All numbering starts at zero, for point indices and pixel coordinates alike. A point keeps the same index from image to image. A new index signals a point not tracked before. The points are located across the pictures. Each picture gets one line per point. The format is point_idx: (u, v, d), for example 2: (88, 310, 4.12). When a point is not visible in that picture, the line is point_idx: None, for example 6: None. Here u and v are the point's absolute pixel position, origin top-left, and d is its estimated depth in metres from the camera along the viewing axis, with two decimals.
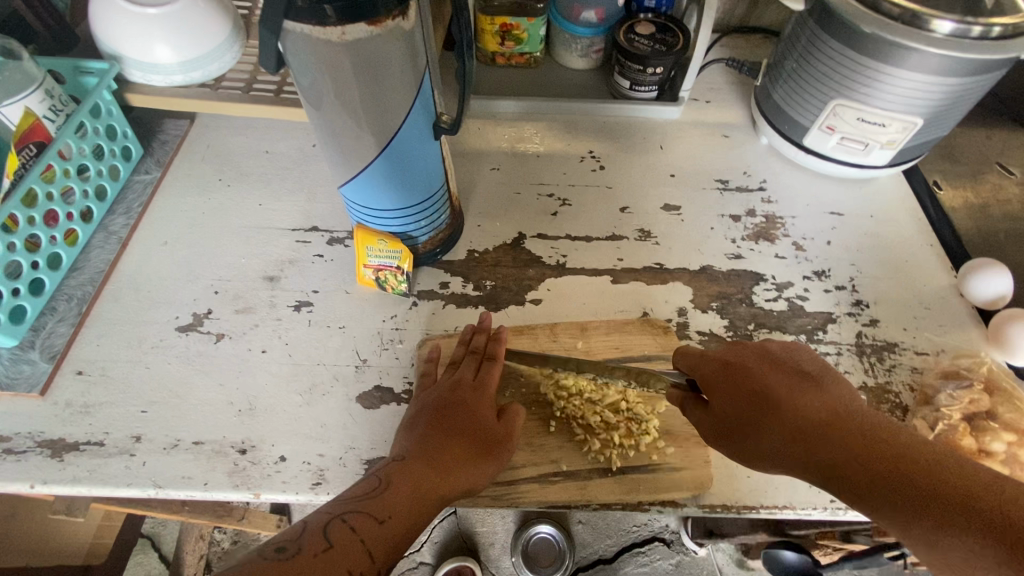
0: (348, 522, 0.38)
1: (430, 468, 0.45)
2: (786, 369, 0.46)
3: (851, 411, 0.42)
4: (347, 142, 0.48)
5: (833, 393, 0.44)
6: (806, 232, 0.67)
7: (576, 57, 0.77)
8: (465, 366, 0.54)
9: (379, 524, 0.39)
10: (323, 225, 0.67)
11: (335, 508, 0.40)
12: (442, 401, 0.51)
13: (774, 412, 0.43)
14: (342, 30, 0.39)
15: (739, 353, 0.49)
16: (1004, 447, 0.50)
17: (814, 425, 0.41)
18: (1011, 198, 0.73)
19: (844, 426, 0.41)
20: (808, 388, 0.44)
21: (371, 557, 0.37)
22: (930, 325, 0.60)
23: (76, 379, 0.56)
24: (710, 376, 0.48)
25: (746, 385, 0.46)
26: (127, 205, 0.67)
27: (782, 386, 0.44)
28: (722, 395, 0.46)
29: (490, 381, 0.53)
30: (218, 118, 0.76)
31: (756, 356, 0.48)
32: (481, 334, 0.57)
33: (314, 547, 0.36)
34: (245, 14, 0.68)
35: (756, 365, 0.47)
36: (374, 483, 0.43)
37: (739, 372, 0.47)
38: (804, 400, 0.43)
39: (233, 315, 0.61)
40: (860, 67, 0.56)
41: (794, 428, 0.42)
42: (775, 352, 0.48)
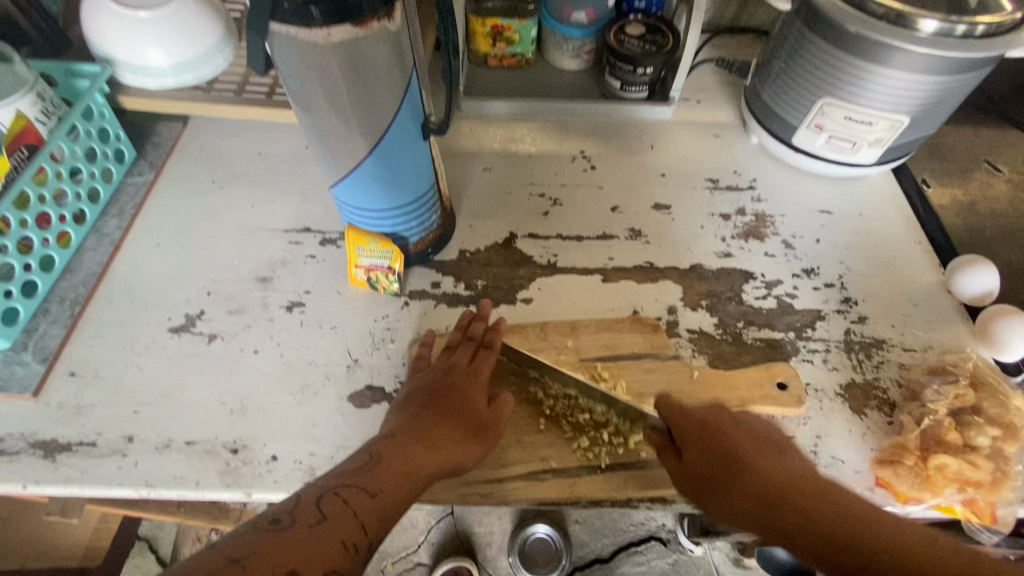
0: (341, 495, 0.39)
1: (421, 446, 0.46)
2: (757, 436, 0.48)
3: (814, 479, 0.43)
4: (336, 144, 0.49)
5: (799, 461, 0.45)
6: (796, 230, 0.67)
7: (568, 58, 0.77)
8: (461, 351, 0.54)
9: (371, 498, 0.40)
10: (316, 226, 0.67)
11: (328, 480, 0.41)
12: (436, 383, 0.52)
13: (743, 473, 0.44)
14: (328, 33, 0.40)
15: (716, 415, 0.50)
16: (988, 442, 0.51)
17: (778, 491, 0.42)
18: (999, 195, 0.74)
19: (806, 493, 0.41)
20: (774, 454, 0.46)
21: (364, 529, 0.38)
22: (917, 321, 0.60)
23: (68, 380, 0.56)
24: (686, 432, 0.49)
25: (719, 448, 0.46)
26: (119, 208, 0.68)
27: (753, 454, 0.45)
28: (694, 452, 0.47)
29: (484, 368, 0.53)
30: (211, 120, 0.76)
31: (732, 421, 0.49)
32: (480, 321, 0.57)
33: (309, 518, 0.37)
34: (237, 16, 0.68)
35: (730, 430, 0.48)
36: (366, 457, 0.43)
37: (713, 433, 0.48)
38: (770, 466, 0.44)
39: (225, 316, 0.61)
40: (846, 66, 0.57)
41: (762, 497, 0.42)
42: (748, 419, 0.50)
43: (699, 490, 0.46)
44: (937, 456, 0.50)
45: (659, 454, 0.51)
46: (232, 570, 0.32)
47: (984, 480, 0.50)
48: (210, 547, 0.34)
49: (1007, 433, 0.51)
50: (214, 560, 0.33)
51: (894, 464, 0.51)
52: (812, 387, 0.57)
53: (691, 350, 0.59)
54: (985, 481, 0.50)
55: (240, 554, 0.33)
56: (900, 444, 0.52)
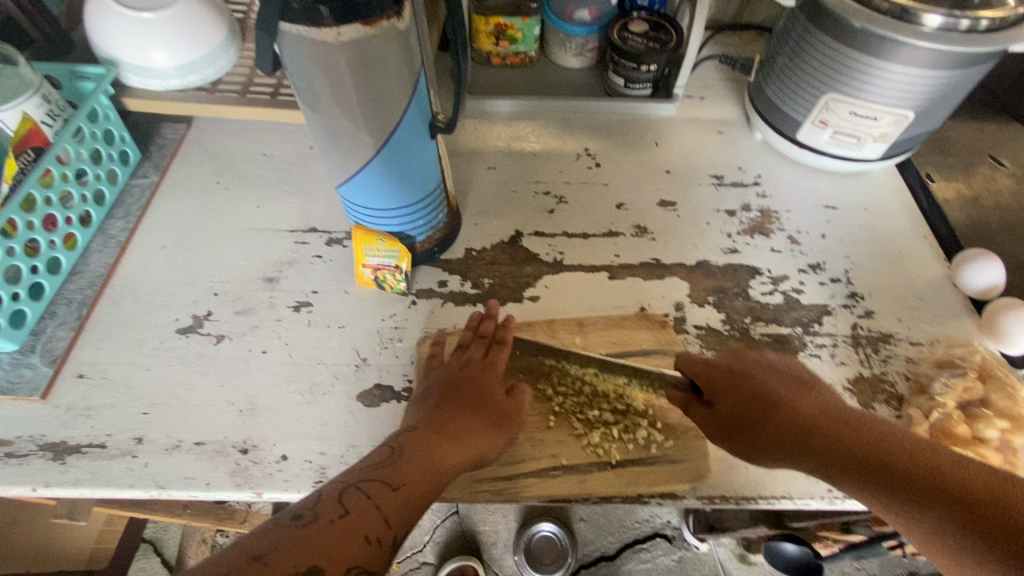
0: (363, 490, 0.39)
1: (441, 440, 0.45)
2: (785, 374, 0.50)
3: (845, 411, 0.46)
4: (344, 142, 0.49)
5: (827, 397, 0.48)
6: (801, 226, 0.67)
7: (571, 56, 0.77)
8: (474, 348, 0.55)
9: (393, 492, 0.40)
10: (321, 226, 0.67)
11: (348, 476, 0.41)
12: (451, 378, 0.52)
13: (779, 410, 0.47)
14: (337, 32, 0.40)
15: (742, 361, 0.51)
16: (998, 434, 0.51)
17: (814, 423, 0.45)
18: (1003, 190, 0.74)
19: (843, 423, 0.45)
20: (801, 389, 0.48)
21: (386, 523, 0.38)
22: (923, 315, 0.61)
23: (77, 382, 0.56)
24: (715, 380, 0.51)
25: (750, 392, 0.49)
26: (125, 209, 0.68)
27: (782, 390, 0.48)
28: (725, 397, 0.50)
29: (500, 362, 0.53)
30: (215, 121, 0.76)
31: (758, 363, 0.51)
32: (489, 320, 0.57)
33: (331, 514, 0.37)
34: (241, 17, 0.68)
35: (757, 372, 0.50)
36: (386, 453, 0.43)
37: (742, 376, 0.50)
38: (802, 402, 0.47)
39: (233, 316, 0.61)
40: (852, 62, 0.57)
41: (796, 430, 0.45)
42: (771, 359, 0.52)
43: (734, 433, 0.49)
44: None
45: (684, 407, 0.53)
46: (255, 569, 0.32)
47: None
48: (238, 542, 0.34)
49: (1016, 424, 0.51)
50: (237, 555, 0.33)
51: None
52: None
53: (698, 346, 0.59)
54: None
55: (262, 551, 0.33)
56: None
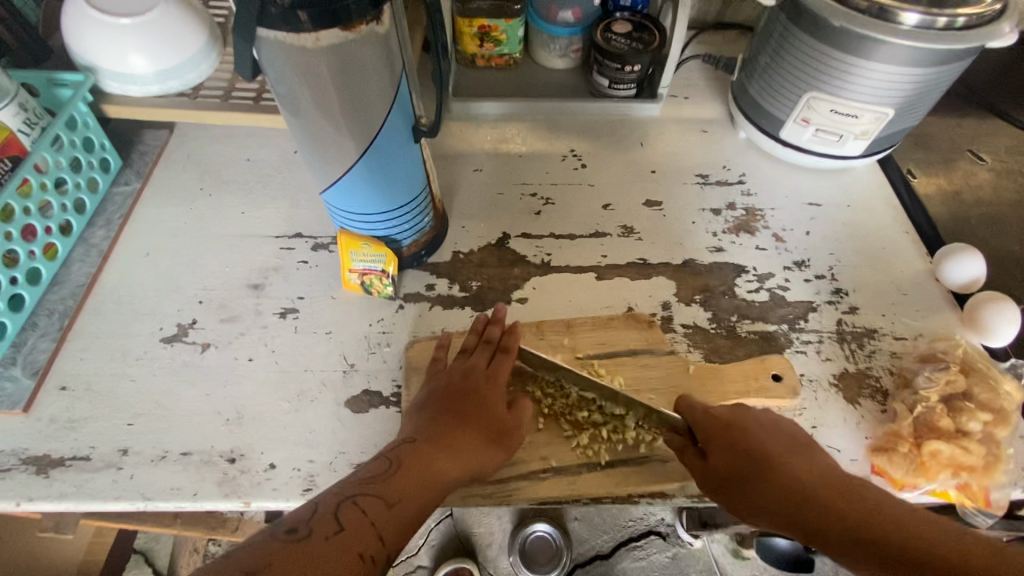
0: (358, 505, 0.40)
1: (438, 453, 0.46)
2: (783, 433, 0.48)
3: (845, 480, 0.44)
4: (326, 148, 0.49)
5: (823, 461, 0.46)
6: (785, 223, 0.68)
7: (555, 57, 0.77)
8: (478, 354, 0.54)
9: (388, 508, 0.41)
10: (307, 231, 0.67)
11: (345, 488, 0.41)
12: (452, 385, 0.52)
13: (774, 473, 0.45)
14: (317, 37, 0.39)
15: (738, 415, 0.50)
16: (980, 427, 0.50)
17: (814, 492, 0.43)
18: (982, 184, 0.75)
19: (841, 492, 0.43)
20: (799, 452, 0.46)
21: (381, 540, 0.39)
22: (907, 310, 0.61)
23: (59, 395, 0.55)
24: (710, 429, 0.49)
25: (745, 448, 0.47)
26: (106, 218, 0.67)
27: (777, 450, 0.46)
28: (720, 449, 0.47)
29: (503, 370, 0.53)
30: (198, 127, 0.76)
31: (752, 417, 0.49)
32: (496, 325, 0.57)
33: (326, 529, 0.38)
34: (222, 21, 0.68)
35: (754, 428, 0.48)
36: (383, 465, 0.44)
37: (737, 432, 0.48)
38: (801, 468, 0.45)
39: (218, 324, 0.60)
40: (832, 61, 0.58)
41: (793, 496, 0.43)
42: (772, 419, 0.50)
43: (726, 488, 0.46)
44: (929, 443, 0.49)
45: (680, 457, 0.50)
46: None
47: (978, 464, 0.49)
48: (230, 554, 0.35)
49: (998, 417, 0.50)
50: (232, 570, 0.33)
51: (889, 452, 0.51)
52: (806, 377, 0.57)
53: (685, 345, 0.60)
54: (978, 464, 0.49)
55: (258, 567, 0.34)
56: (892, 432, 0.52)
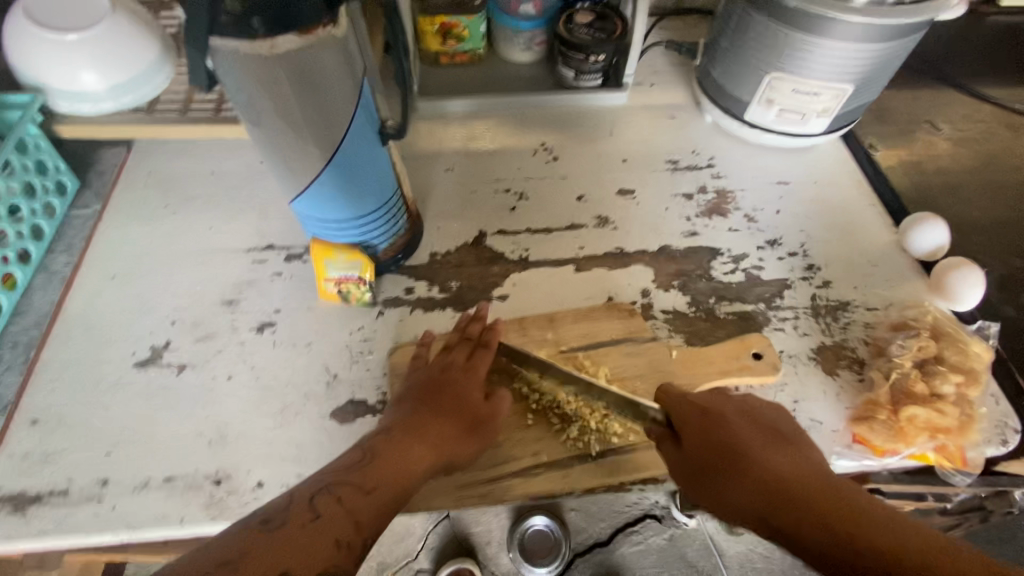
0: (334, 494, 0.41)
1: (413, 441, 0.47)
2: (760, 425, 0.48)
3: (814, 468, 0.44)
4: (291, 156, 0.48)
5: (797, 451, 0.45)
6: (756, 204, 0.69)
7: (519, 51, 0.77)
8: (459, 350, 0.54)
9: (364, 496, 0.42)
10: (279, 243, 0.66)
11: (321, 479, 0.42)
12: (430, 379, 0.52)
13: (743, 460, 0.44)
14: (271, 44, 0.38)
15: (718, 402, 0.50)
16: (953, 389, 0.51)
17: (780, 478, 0.43)
18: (942, 153, 0.77)
19: (811, 488, 0.42)
20: (772, 442, 0.46)
21: (357, 527, 0.40)
22: (877, 281, 0.63)
23: (31, 429, 0.53)
24: (687, 416, 0.48)
25: (716, 434, 0.46)
26: (67, 243, 0.64)
27: (752, 440, 0.46)
28: (694, 440, 0.47)
29: (482, 366, 0.53)
30: (157, 142, 0.73)
31: (734, 414, 0.48)
32: (478, 321, 0.56)
33: (302, 518, 0.39)
34: (174, 32, 0.65)
35: (732, 417, 0.48)
36: (359, 455, 0.45)
37: (714, 419, 0.48)
38: (775, 457, 0.44)
39: (193, 344, 0.59)
40: (790, 40, 0.59)
41: (760, 480, 0.43)
42: (753, 411, 0.49)
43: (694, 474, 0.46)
44: (906, 408, 0.51)
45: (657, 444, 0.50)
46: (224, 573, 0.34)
47: (953, 426, 0.50)
48: (208, 544, 0.37)
49: (969, 378, 0.52)
50: (208, 561, 0.35)
51: (868, 420, 0.52)
52: (785, 353, 0.58)
53: (667, 330, 0.60)
54: (954, 426, 0.50)
55: (231, 557, 0.36)
56: (871, 400, 0.53)
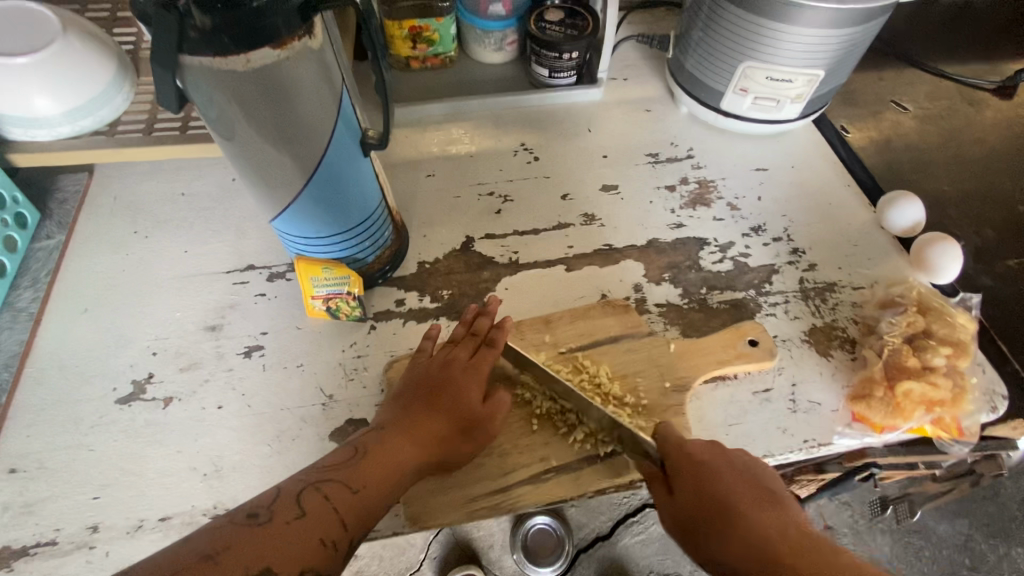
0: (322, 491, 0.41)
1: (405, 440, 0.46)
2: (753, 482, 0.46)
3: (804, 534, 0.43)
4: (270, 173, 0.46)
5: (791, 515, 0.45)
6: (738, 192, 0.70)
7: (491, 52, 0.76)
8: (463, 346, 0.54)
9: (352, 494, 0.41)
10: (259, 262, 0.63)
11: (310, 475, 0.42)
12: (429, 377, 0.51)
13: (737, 528, 0.43)
14: (246, 59, 0.37)
15: (711, 451, 0.48)
16: (944, 361, 0.52)
17: (773, 550, 0.42)
18: (909, 131, 0.79)
19: (798, 547, 0.42)
20: (764, 503, 0.45)
21: (343, 526, 0.40)
22: (860, 260, 0.64)
23: (9, 479, 0.50)
24: (678, 464, 0.47)
25: (710, 493, 0.45)
26: (32, 277, 0.61)
27: (744, 501, 0.45)
28: (686, 496, 0.45)
29: (483, 367, 0.52)
30: (120, 165, 0.70)
31: (725, 462, 0.47)
32: (485, 317, 0.56)
33: (287, 514, 0.39)
34: (131, 48, 0.62)
35: (722, 471, 0.46)
36: (350, 451, 0.44)
37: (706, 473, 0.46)
38: (768, 523, 0.43)
39: (178, 374, 0.56)
40: (762, 29, 0.59)
41: (755, 552, 0.42)
42: (744, 462, 0.48)
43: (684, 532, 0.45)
44: (902, 383, 0.52)
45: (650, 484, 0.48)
46: (205, 567, 0.34)
47: (947, 397, 0.51)
48: (189, 535, 0.37)
49: (957, 349, 0.53)
50: (186, 555, 0.35)
51: (866, 399, 0.53)
52: (779, 338, 0.59)
53: (662, 324, 0.60)
54: (948, 398, 0.51)
55: (214, 549, 0.36)
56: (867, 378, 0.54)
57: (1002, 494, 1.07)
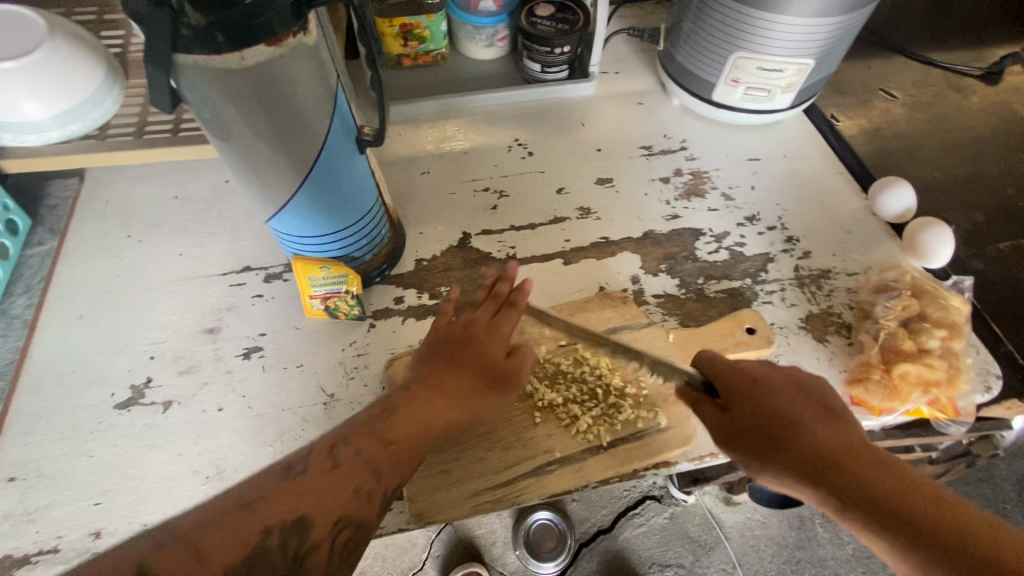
0: (353, 446, 0.40)
1: (433, 396, 0.45)
2: (813, 399, 0.46)
3: (866, 446, 0.43)
4: (266, 172, 0.46)
5: (852, 429, 0.44)
6: (731, 182, 0.70)
7: (482, 48, 0.76)
8: (484, 306, 0.51)
9: (383, 448, 0.41)
10: (255, 263, 0.63)
11: (339, 431, 0.41)
12: (452, 337, 0.49)
13: (795, 435, 0.43)
14: (241, 56, 0.37)
15: (770, 371, 0.48)
16: (939, 343, 0.53)
17: (833, 456, 0.42)
18: (898, 118, 0.80)
19: (859, 455, 0.42)
20: (824, 417, 0.45)
21: (376, 478, 0.39)
22: (854, 246, 0.65)
23: (8, 488, 0.50)
24: (734, 382, 0.47)
25: (766, 409, 0.45)
26: (25, 284, 0.61)
27: (802, 413, 0.45)
28: (742, 410, 0.46)
29: (507, 325, 0.50)
30: (111, 169, 0.69)
31: (784, 380, 0.47)
32: (505, 281, 0.53)
33: (321, 467, 0.38)
34: (120, 50, 0.61)
35: (780, 389, 0.46)
36: (380, 409, 0.44)
37: (764, 390, 0.46)
38: (827, 433, 0.43)
39: (177, 378, 0.56)
40: (752, 20, 0.60)
41: (813, 457, 0.42)
42: (803, 382, 0.47)
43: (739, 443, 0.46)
44: (898, 365, 0.52)
45: (694, 408, 0.49)
46: (241, 515, 0.34)
47: (943, 378, 0.52)
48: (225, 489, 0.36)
49: (952, 331, 0.54)
50: (223, 504, 0.34)
51: (864, 382, 0.54)
52: (776, 326, 0.60)
53: (661, 314, 0.61)
54: (943, 379, 0.52)
55: (250, 498, 0.35)
56: (864, 361, 0.55)
57: (996, 475, 1.09)
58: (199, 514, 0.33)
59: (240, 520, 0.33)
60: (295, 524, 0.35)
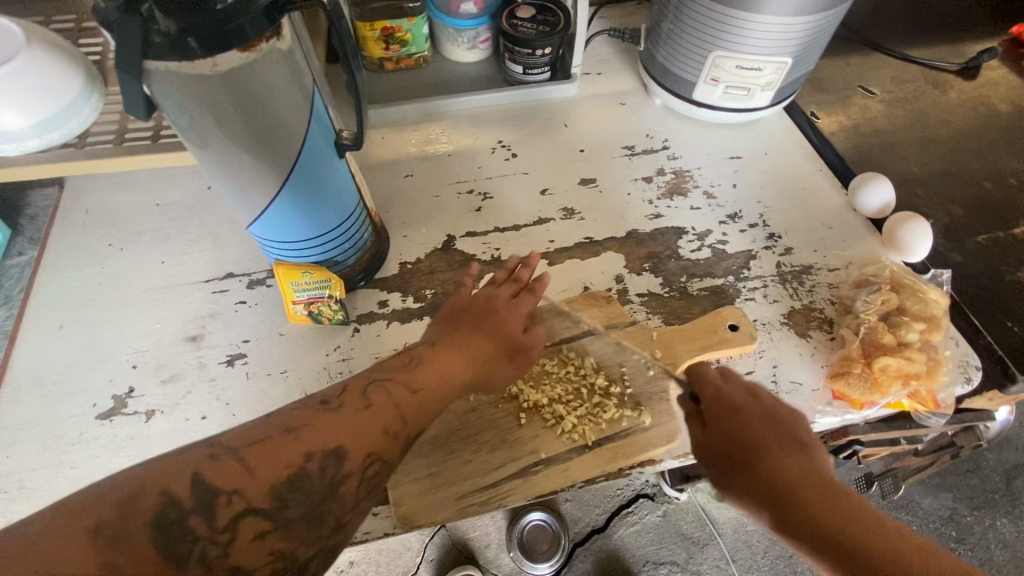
0: (385, 387, 0.42)
1: (456, 352, 0.47)
2: (784, 428, 0.46)
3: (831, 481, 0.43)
4: (243, 178, 0.45)
5: (819, 464, 0.44)
6: (713, 180, 0.71)
7: (464, 51, 0.76)
8: (505, 286, 0.55)
9: (411, 394, 0.42)
10: (239, 270, 0.63)
11: (372, 373, 0.43)
12: (473, 306, 0.52)
13: (758, 467, 0.44)
14: (213, 62, 0.37)
15: (751, 394, 0.49)
16: (918, 336, 0.54)
17: (793, 492, 0.42)
18: (877, 115, 0.81)
19: (818, 488, 0.42)
20: (792, 449, 0.45)
21: (402, 420, 0.41)
22: (835, 242, 0.65)
23: None
24: (713, 407, 0.49)
25: (737, 436, 0.46)
26: (4, 296, 0.61)
27: (769, 442, 0.45)
28: (716, 433, 0.47)
29: (525, 305, 0.54)
30: (92, 177, 0.69)
31: (759, 407, 0.48)
32: (527, 266, 0.57)
33: (356, 403, 0.40)
34: (98, 58, 0.61)
35: (753, 416, 0.47)
36: (407, 359, 0.45)
37: (736, 418, 0.47)
38: (791, 465, 0.44)
39: (159, 387, 0.56)
40: (729, 19, 0.60)
41: (775, 489, 0.43)
42: (778, 409, 0.48)
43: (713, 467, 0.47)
44: (879, 358, 0.53)
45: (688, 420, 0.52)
46: (286, 438, 0.36)
47: (922, 371, 0.53)
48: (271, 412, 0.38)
49: (931, 324, 0.55)
50: (269, 426, 0.36)
51: (845, 376, 0.54)
52: (759, 322, 0.60)
53: (645, 313, 0.61)
54: (923, 371, 0.53)
55: (295, 424, 0.37)
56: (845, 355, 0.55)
57: (983, 465, 1.10)
58: (247, 431, 0.36)
59: (284, 441, 0.35)
60: (332, 452, 0.36)
